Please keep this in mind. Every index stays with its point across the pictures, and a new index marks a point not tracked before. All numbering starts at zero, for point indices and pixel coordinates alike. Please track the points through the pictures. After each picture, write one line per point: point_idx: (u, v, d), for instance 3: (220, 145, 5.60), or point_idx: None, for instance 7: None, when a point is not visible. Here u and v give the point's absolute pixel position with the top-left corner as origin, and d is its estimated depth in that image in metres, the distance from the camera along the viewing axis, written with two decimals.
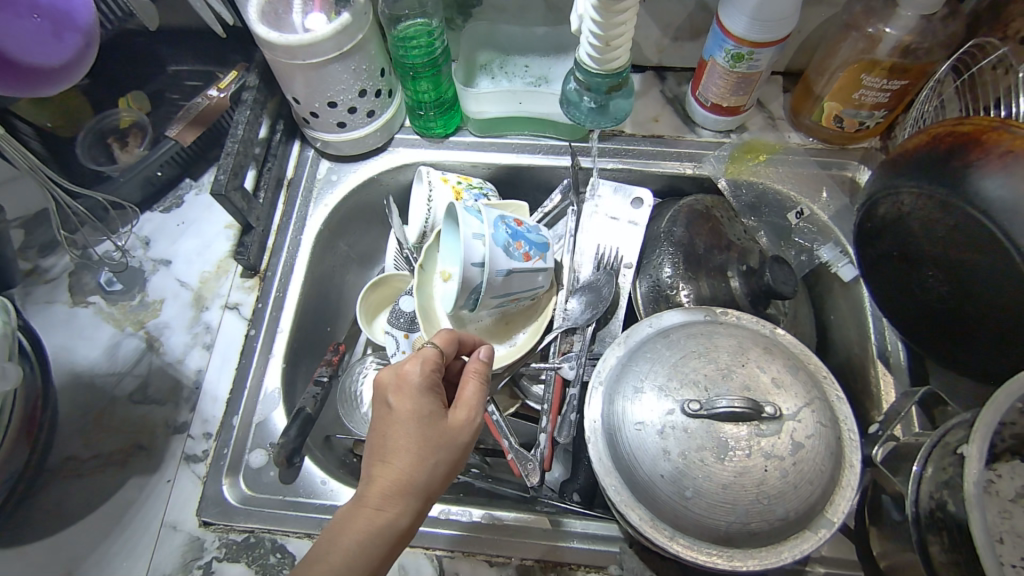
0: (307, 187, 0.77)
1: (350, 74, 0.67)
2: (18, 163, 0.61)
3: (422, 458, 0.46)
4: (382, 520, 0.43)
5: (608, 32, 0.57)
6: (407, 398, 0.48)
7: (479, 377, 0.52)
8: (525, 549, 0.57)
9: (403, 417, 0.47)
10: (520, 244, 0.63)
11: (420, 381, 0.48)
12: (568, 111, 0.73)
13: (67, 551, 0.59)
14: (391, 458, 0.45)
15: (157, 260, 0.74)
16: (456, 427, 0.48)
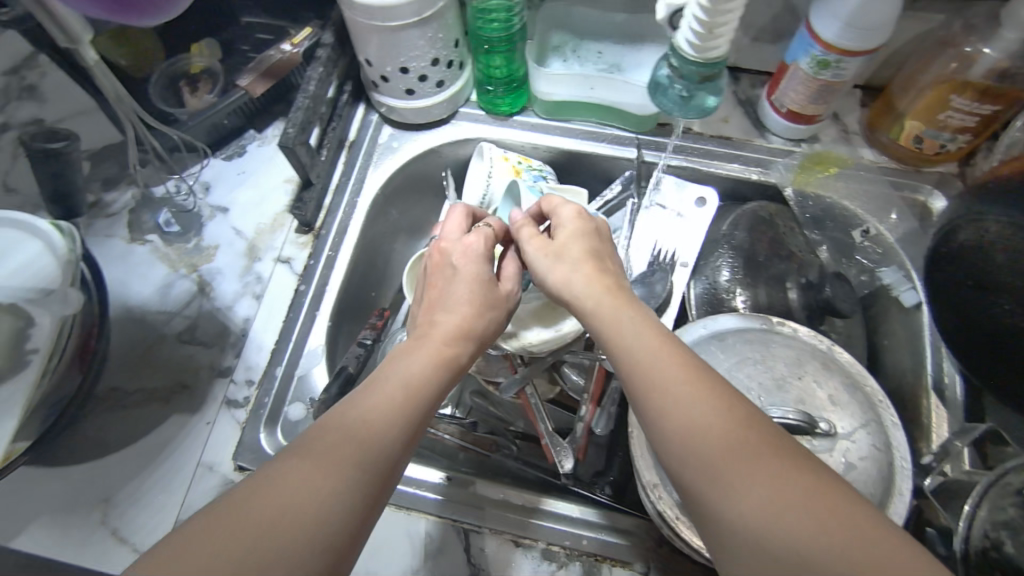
0: (368, 150, 0.77)
1: (425, 41, 0.66)
2: (104, 91, 0.63)
3: (480, 308, 0.57)
4: (446, 349, 0.52)
5: (714, 16, 0.55)
6: (470, 262, 0.59)
7: (516, 264, 0.64)
8: (503, 522, 0.57)
9: (467, 275, 0.58)
10: None
11: (482, 251, 0.60)
12: (657, 101, 0.68)
13: (106, 479, 0.60)
14: (453, 307, 0.56)
15: (214, 206, 0.74)
16: (505, 293, 0.60)
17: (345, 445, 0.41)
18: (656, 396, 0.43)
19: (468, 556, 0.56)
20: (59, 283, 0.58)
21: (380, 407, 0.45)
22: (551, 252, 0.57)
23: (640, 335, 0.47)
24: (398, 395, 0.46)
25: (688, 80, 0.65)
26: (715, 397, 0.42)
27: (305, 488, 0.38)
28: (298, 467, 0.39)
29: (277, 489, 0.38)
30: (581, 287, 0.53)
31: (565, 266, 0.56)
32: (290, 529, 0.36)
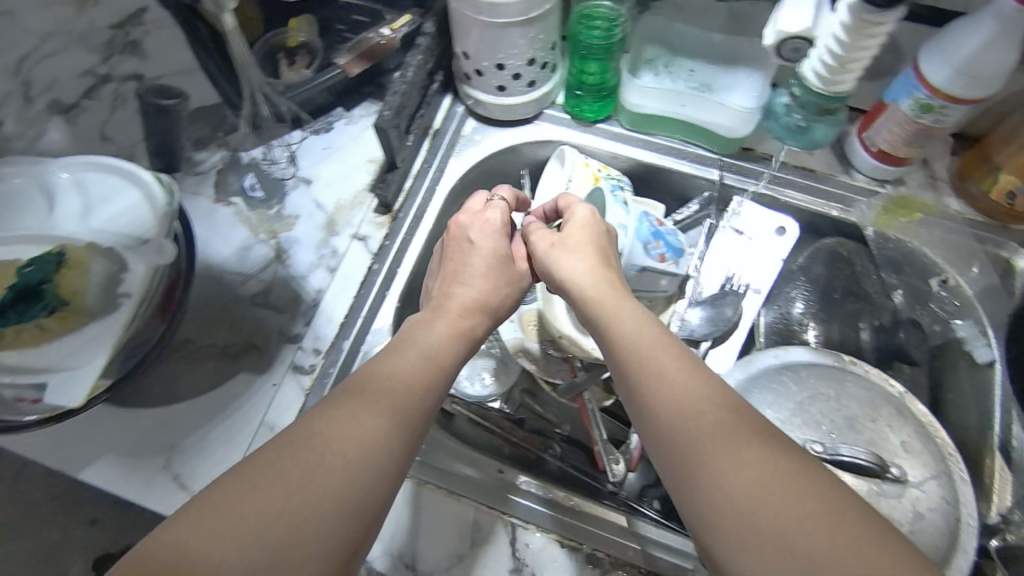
0: (451, 140, 0.78)
1: (526, 41, 0.67)
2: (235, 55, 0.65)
3: (493, 284, 0.61)
4: (461, 323, 0.56)
5: (849, 52, 0.58)
6: (487, 236, 0.63)
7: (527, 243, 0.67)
8: (477, 493, 0.60)
9: (485, 251, 0.62)
10: (658, 244, 0.63)
11: (499, 225, 0.64)
12: (770, 124, 0.74)
13: (172, 426, 0.62)
14: (469, 282, 0.60)
15: (298, 177, 0.76)
16: (520, 272, 0.64)
17: (356, 409, 0.45)
18: (655, 385, 0.45)
19: (513, 550, 0.57)
20: (159, 235, 0.61)
21: (393, 375, 0.48)
22: (558, 240, 0.59)
23: (643, 328, 0.49)
24: (411, 362, 0.50)
25: (807, 111, 0.70)
26: (713, 387, 0.44)
27: (320, 448, 0.42)
28: (313, 430, 0.43)
29: (292, 454, 0.41)
30: (585, 275, 0.55)
31: (571, 252, 0.57)
32: (303, 484, 0.40)
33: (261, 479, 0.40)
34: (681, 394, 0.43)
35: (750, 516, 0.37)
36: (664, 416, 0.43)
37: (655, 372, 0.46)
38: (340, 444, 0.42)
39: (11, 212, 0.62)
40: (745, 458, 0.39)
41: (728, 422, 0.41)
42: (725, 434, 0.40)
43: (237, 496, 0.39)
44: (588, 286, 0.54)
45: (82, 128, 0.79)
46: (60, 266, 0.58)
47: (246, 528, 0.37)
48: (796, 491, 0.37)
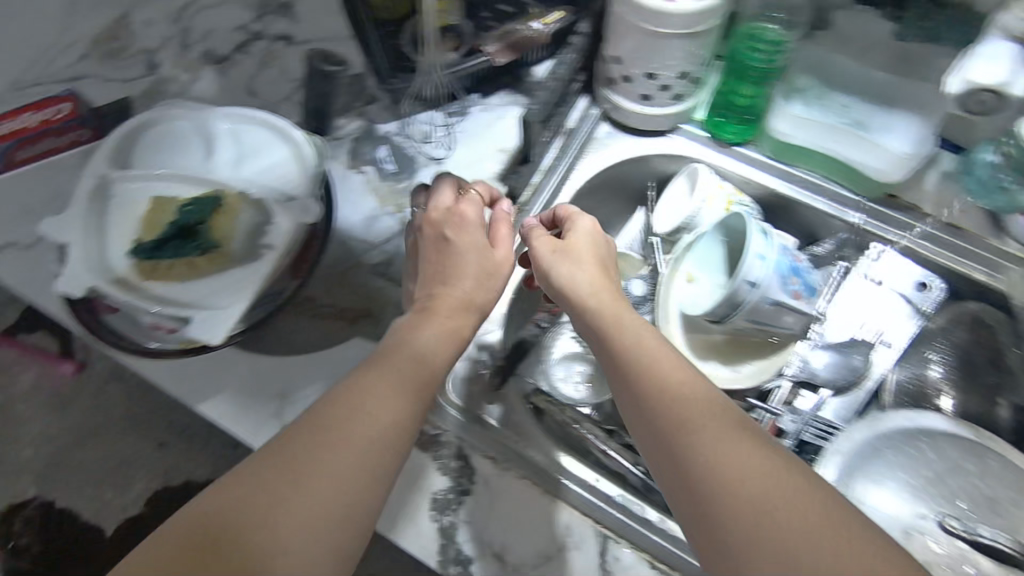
0: (584, 141, 0.78)
1: (684, 54, 0.65)
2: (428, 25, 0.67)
3: (477, 279, 0.59)
4: (459, 308, 0.57)
5: None
6: (470, 231, 0.61)
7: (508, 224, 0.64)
8: (492, 443, 0.64)
9: (477, 245, 0.61)
10: (795, 280, 0.61)
11: (473, 218, 0.62)
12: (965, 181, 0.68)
13: (286, 376, 0.65)
14: (457, 277, 0.59)
15: (431, 156, 0.77)
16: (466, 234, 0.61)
17: (385, 377, 0.50)
18: (654, 396, 0.48)
19: (602, 561, 0.58)
20: (308, 193, 0.64)
21: (417, 348, 0.53)
22: (562, 247, 0.60)
23: (658, 342, 0.52)
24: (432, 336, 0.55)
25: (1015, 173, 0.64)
26: (709, 396, 0.47)
27: (357, 411, 0.47)
28: (350, 396, 0.48)
29: (334, 417, 0.46)
30: (588, 287, 0.57)
31: (576, 261, 0.59)
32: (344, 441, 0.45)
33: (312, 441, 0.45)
34: (682, 403, 0.46)
35: (754, 523, 0.40)
36: (665, 425, 0.46)
37: (652, 375, 0.49)
38: (374, 408, 0.48)
39: (174, 151, 0.66)
40: (745, 463, 0.42)
41: (726, 429, 0.44)
42: (724, 438, 0.43)
43: (294, 460, 0.44)
44: (593, 296, 0.57)
45: (231, 78, 0.81)
46: (218, 208, 0.62)
47: (303, 484, 0.43)
48: (795, 496, 0.40)
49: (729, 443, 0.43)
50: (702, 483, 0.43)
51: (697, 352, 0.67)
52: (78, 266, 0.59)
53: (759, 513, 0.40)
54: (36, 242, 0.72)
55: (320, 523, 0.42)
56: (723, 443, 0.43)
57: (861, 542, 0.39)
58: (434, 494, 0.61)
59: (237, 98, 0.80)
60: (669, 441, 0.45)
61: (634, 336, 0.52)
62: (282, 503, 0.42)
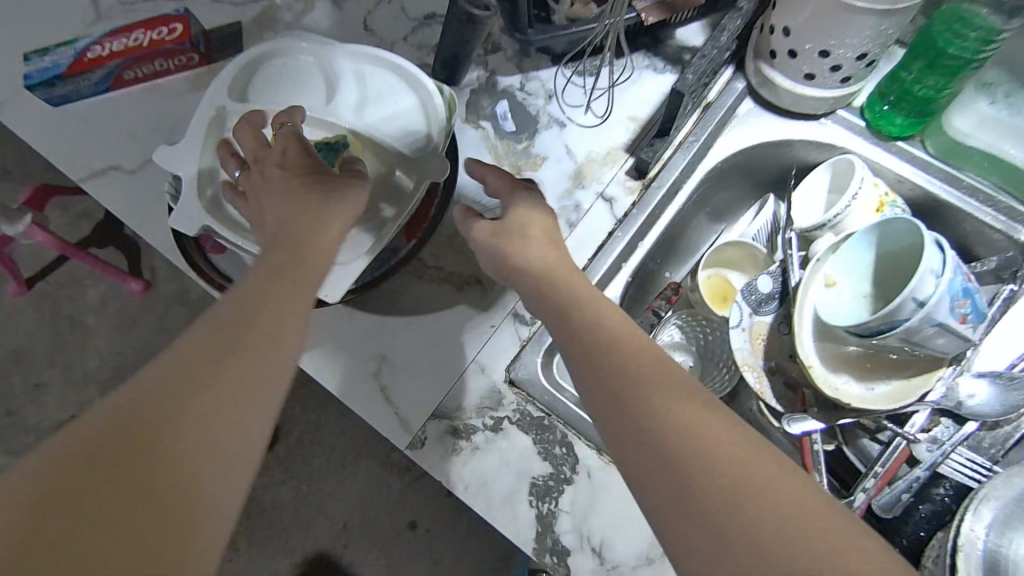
0: (723, 117, 0.71)
1: (873, 33, 0.57)
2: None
3: (322, 210, 0.48)
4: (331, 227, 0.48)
5: None
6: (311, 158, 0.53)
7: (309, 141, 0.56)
8: (532, 399, 0.60)
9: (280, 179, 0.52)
10: (964, 303, 0.54)
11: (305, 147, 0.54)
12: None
13: (388, 338, 0.62)
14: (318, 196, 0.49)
15: (554, 117, 0.72)
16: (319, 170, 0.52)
17: (283, 282, 0.43)
18: (610, 366, 0.41)
19: None
20: (436, 148, 0.59)
21: (315, 257, 0.46)
22: (504, 229, 0.54)
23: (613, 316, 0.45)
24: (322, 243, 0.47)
25: None
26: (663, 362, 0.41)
27: (258, 314, 0.40)
28: (238, 300, 0.41)
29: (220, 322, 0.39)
30: (541, 262, 0.51)
31: (518, 238, 0.53)
32: (234, 351, 0.38)
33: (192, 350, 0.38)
34: (643, 379, 0.40)
35: (714, 502, 0.34)
36: (619, 394, 0.39)
37: (637, 356, 0.41)
38: (276, 314, 0.41)
39: (293, 87, 0.62)
40: (702, 431, 0.36)
41: (683, 395, 0.38)
42: (697, 411, 0.37)
43: (188, 370, 0.37)
44: (541, 267, 0.51)
45: (348, 12, 0.75)
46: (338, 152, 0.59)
47: (194, 396, 0.36)
48: (756, 471, 0.35)
49: (688, 412, 0.37)
50: (658, 456, 0.36)
51: (828, 363, 0.61)
52: (192, 203, 0.57)
53: (713, 491, 0.34)
54: (142, 167, 0.69)
55: (217, 440, 0.35)
56: (681, 409, 0.37)
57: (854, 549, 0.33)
58: (534, 479, 0.57)
59: (352, 34, 0.75)
60: (632, 419, 0.38)
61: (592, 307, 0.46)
62: (180, 417, 0.35)
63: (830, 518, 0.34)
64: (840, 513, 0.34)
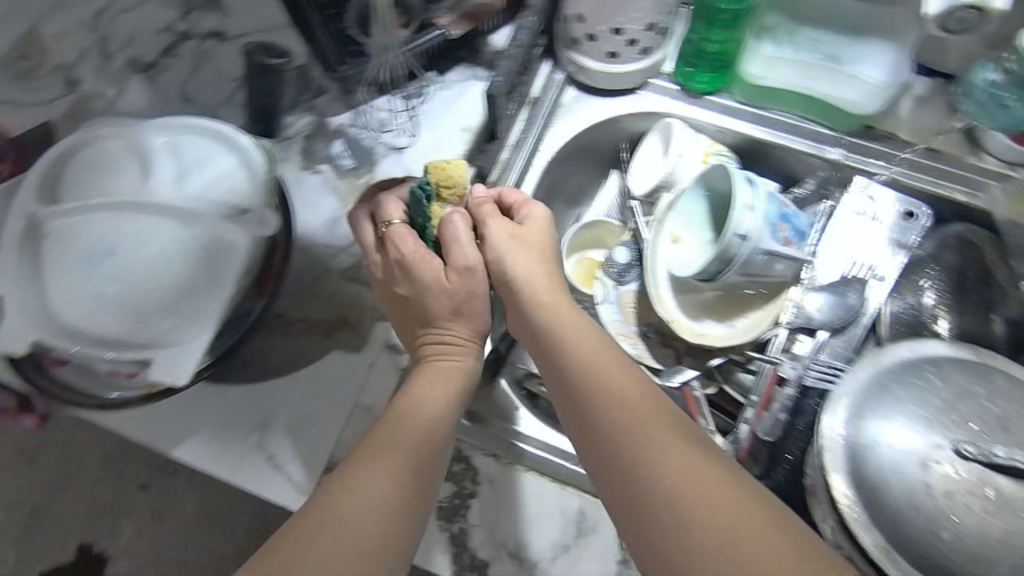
0: (548, 109, 0.73)
1: (652, 3, 0.63)
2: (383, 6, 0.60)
3: (428, 374, 0.56)
4: (448, 366, 0.56)
5: None
6: (430, 270, 0.58)
7: (455, 249, 0.59)
8: None
9: (426, 279, 0.58)
10: (784, 227, 0.59)
11: (422, 275, 0.58)
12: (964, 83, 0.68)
13: (266, 405, 0.61)
14: (430, 320, 0.59)
15: (390, 145, 0.72)
16: (456, 286, 0.58)
17: (381, 460, 0.49)
18: (591, 427, 0.49)
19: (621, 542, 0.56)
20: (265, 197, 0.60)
21: (412, 403, 0.53)
22: (519, 233, 0.61)
23: (608, 356, 0.52)
24: (422, 394, 0.54)
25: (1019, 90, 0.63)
26: (640, 396, 0.48)
27: (366, 498, 0.46)
28: (355, 479, 0.47)
29: (347, 501, 0.46)
30: (538, 289, 0.58)
31: (523, 249, 0.60)
32: (359, 550, 0.44)
33: (314, 531, 0.44)
34: (636, 424, 0.46)
35: (683, 537, 0.41)
36: (593, 442, 0.48)
37: (605, 402, 0.48)
38: (380, 486, 0.47)
39: (102, 171, 0.59)
40: (676, 473, 0.43)
41: (656, 433, 0.46)
42: (683, 461, 0.43)
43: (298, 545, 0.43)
44: (530, 302, 0.57)
45: None
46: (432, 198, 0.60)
47: (308, 562, 0.42)
48: (723, 502, 0.41)
49: (662, 444, 0.45)
50: (637, 502, 0.44)
51: (690, 314, 0.65)
52: (16, 321, 0.54)
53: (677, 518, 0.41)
54: None
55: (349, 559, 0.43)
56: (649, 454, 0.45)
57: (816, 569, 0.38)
58: (439, 503, 0.57)
59: None
60: (628, 463, 0.45)
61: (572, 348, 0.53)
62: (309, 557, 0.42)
63: (802, 551, 0.39)
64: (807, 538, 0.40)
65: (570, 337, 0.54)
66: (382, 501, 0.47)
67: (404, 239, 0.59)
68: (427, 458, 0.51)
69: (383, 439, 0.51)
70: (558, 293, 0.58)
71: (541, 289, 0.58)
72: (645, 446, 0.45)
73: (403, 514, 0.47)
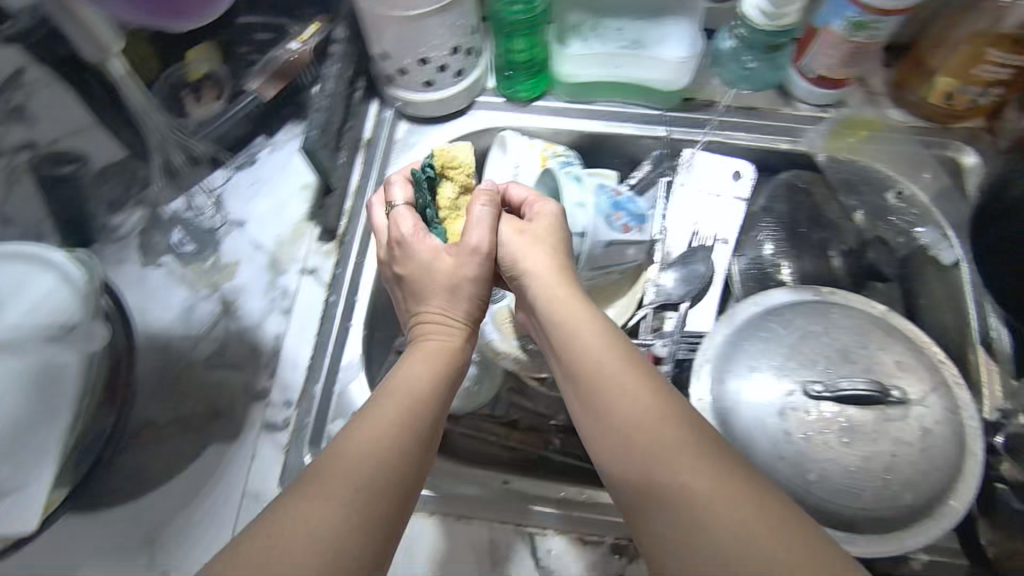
0: (384, 149, 0.73)
1: (447, 29, 0.62)
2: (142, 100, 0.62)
3: (418, 360, 0.51)
4: (429, 348, 0.52)
5: None
6: (461, 257, 0.56)
7: (479, 224, 0.57)
8: None
9: (420, 254, 0.57)
10: (620, 215, 0.62)
11: (424, 255, 0.56)
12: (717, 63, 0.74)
13: (147, 521, 0.57)
14: (426, 298, 0.56)
15: (230, 220, 0.70)
16: (450, 265, 0.56)
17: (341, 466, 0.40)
18: (609, 427, 0.46)
19: (536, 560, 0.57)
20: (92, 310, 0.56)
21: (407, 385, 0.48)
22: (525, 227, 0.57)
23: (605, 342, 0.49)
24: (414, 380, 0.48)
25: (755, 52, 0.71)
26: (660, 403, 0.45)
27: (318, 530, 0.37)
28: (347, 471, 0.40)
29: (343, 493, 0.39)
30: (545, 280, 0.54)
31: (544, 244, 0.56)
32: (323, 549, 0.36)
33: (298, 515, 0.37)
34: (648, 441, 0.43)
35: (701, 538, 0.38)
36: (607, 440, 0.46)
37: (618, 397, 0.46)
38: (362, 477, 0.40)
39: None
40: (694, 480, 0.40)
41: (679, 445, 0.42)
42: (702, 471, 0.41)
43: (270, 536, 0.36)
44: (542, 293, 0.54)
45: None
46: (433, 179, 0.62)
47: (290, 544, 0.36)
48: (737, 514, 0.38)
49: (676, 450, 0.42)
50: (648, 495, 0.42)
51: None
52: None
53: (701, 529, 0.38)
54: None
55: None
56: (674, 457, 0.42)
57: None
58: None
59: None
60: (646, 468, 0.43)
61: (576, 336, 0.50)
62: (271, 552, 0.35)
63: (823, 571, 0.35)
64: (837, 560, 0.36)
65: (581, 334, 0.50)
66: (377, 502, 0.40)
67: (463, 251, 0.56)
68: (425, 443, 0.45)
69: (386, 416, 0.44)
70: (564, 281, 0.54)
71: (549, 279, 0.54)
72: (663, 449, 0.42)
73: (395, 521, 0.41)
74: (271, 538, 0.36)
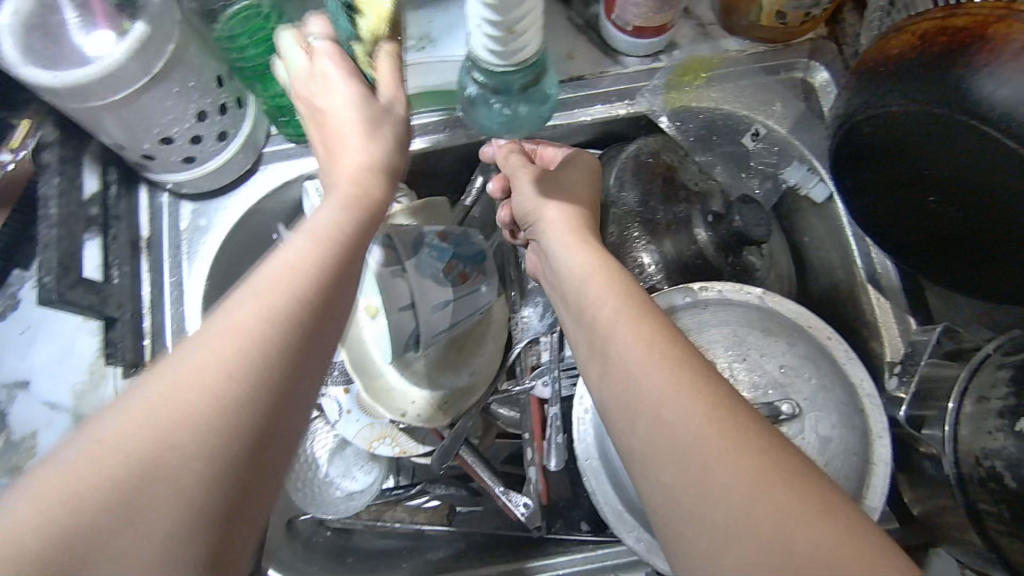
0: (173, 243, 0.60)
1: (177, 97, 0.50)
2: None
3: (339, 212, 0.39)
4: (351, 191, 0.40)
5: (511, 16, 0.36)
6: (397, 92, 0.43)
7: (396, 57, 0.43)
8: None
9: (349, 102, 0.41)
10: (451, 264, 0.53)
11: (343, 97, 0.41)
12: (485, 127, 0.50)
13: None
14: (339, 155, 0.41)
15: (11, 382, 0.59)
16: (392, 104, 0.42)
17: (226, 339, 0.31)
18: (624, 349, 0.40)
19: None
20: None
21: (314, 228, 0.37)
22: (549, 177, 0.55)
23: (615, 289, 0.44)
24: (328, 230, 0.37)
25: (502, 96, 0.53)
26: (675, 347, 0.39)
27: (185, 403, 0.29)
28: (242, 316, 0.32)
29: (240, 345, 0.31)
30: (566, 222, 0.51)
31: (564, 192, 0.53)
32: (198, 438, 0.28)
33: (185, 377, 0.29)
34: (653, 380, 0.37)
35: (706, 480, 0.33)
36: (614, 373, 0.40)
37: (632, 330, 0.41)
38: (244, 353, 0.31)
39: None
40: (698, 422, 0.35)
41: (695, 381, 0.37)
42: (718, 417, 0.35)
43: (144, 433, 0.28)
44: (559, 239, 0.51)
45: None
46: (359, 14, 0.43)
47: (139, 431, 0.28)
48: (752, 462, 0.33)
49: (688, 391, 0.36)
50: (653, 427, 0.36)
51: (424, 384, 0.58)
52: None
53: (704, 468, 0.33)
54: None
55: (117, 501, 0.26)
56: (681, 396, 0.36)
57: (863, 554, 0.30)
58: None
59: None
60: (656, 398, 0.37)
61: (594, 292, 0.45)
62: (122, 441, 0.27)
63: (840, 540, 0.30)
64: (857, 526, 0.31)
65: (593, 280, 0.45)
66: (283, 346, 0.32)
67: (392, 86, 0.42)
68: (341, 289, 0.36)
69: (291, 270, 0.34)
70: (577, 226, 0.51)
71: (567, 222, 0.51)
72: (677, 380, 0.37)
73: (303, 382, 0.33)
74: (145, 412, 0.28)
